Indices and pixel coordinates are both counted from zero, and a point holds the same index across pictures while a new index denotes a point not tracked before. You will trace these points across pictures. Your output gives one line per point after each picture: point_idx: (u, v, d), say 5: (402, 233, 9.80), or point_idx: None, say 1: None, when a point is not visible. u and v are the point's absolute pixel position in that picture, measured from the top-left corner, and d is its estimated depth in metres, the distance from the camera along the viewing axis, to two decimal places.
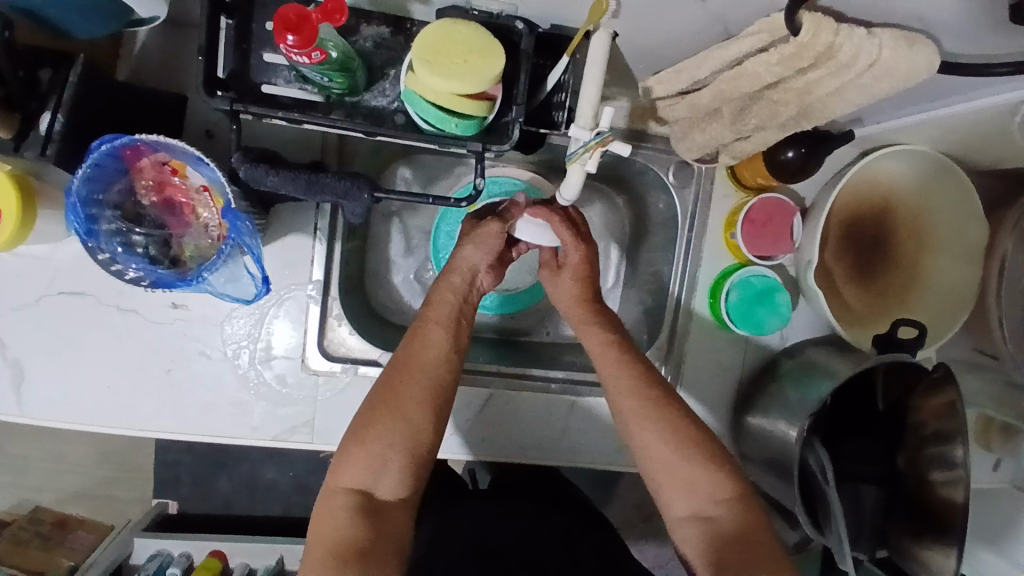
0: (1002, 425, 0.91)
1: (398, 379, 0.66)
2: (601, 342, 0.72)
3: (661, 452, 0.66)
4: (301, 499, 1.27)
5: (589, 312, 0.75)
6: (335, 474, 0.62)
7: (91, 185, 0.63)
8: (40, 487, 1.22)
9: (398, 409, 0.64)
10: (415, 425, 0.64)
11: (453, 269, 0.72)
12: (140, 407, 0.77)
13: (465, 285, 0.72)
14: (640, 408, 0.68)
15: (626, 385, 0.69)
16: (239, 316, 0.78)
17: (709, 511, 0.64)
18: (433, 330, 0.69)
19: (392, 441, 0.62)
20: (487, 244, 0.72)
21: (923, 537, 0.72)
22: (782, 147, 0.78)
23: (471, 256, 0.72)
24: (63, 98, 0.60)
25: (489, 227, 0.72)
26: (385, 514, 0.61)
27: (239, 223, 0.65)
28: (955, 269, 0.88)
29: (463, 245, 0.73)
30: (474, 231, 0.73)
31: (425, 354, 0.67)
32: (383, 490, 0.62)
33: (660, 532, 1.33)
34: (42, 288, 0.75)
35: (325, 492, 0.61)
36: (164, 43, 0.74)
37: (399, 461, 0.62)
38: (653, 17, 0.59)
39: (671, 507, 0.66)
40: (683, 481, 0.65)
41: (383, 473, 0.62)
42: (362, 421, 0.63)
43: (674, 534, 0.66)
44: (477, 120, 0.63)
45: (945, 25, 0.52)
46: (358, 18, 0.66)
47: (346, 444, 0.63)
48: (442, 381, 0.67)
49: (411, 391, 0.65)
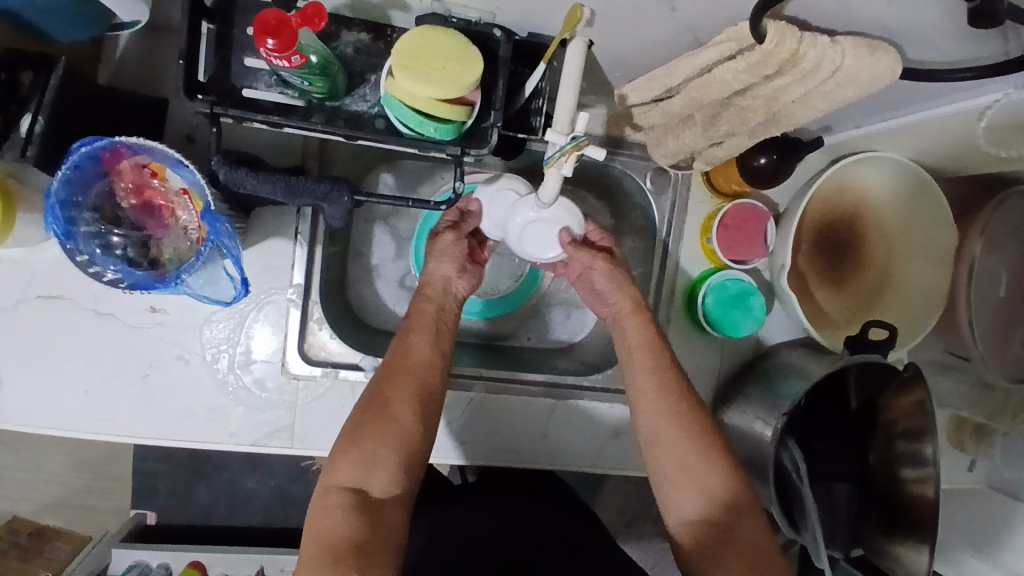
0: (974, 426, 0.93)
1: (387, 382, 0.66)
2: (643, 336, 0.73)
3: (685, 454, 0.66)
4: (283, 508, 1.26)
5: (641, 317, 0.75)
6: (328, 474, 0.62)
7: (69, 187, 0.63)
8: (13, 498, 1.20)
9: (389, 410, 0.64)
10: (405, 425, 0.65)
11: (425, 284, 0.76)
12: (117, 412, 0.77)
13: (440, 294, 0.75)
14: (664, 412, 0.69)
15: (656, 386, 0.70)
16: (219, 320, 0.79)
17: (720, 516, 0.64)
18: (418, 333, 0.71)
19: (383, 439, 0.63)
20: (450, 253, 0.76)
21: (895, 534, 0.74)
22: (753, 154, 0.81)
23: (444, 270, 0.75)
24: (43, 100, 0.61)
25: (445, 237, 0.76)
26: (380, 511, 0.61)
27: (217, 225, 0.64)
28: (923, 272, 0.90)
29: (429, 260, 0.76)
30: (433, 245, 0.76)
31: (412, 359, 0.69)
32: (377, 488, 0.62)
33: (643, 537, 1.34)
34: (18, 292, 0.75)
35: (319, 493, 0.61)
36: (145, 48, 0.74)
37: (392, 458, 0.63)
38: (627, 25, 0.61)
39: (681, 509, 0.66)
40: (696, 484, 0.65)
41: (376, 470, 0.62)
42: (354, 423, 0.64)
43: (676, 534, 0.66)
44: (456, 125, 0.64)
45: (905, 34, 0.54)
46: (338, 24, 0.67)
47: (338, 446, 0.63)
48: (429, 384, 0.68)
49: (401, 391, 0.66)
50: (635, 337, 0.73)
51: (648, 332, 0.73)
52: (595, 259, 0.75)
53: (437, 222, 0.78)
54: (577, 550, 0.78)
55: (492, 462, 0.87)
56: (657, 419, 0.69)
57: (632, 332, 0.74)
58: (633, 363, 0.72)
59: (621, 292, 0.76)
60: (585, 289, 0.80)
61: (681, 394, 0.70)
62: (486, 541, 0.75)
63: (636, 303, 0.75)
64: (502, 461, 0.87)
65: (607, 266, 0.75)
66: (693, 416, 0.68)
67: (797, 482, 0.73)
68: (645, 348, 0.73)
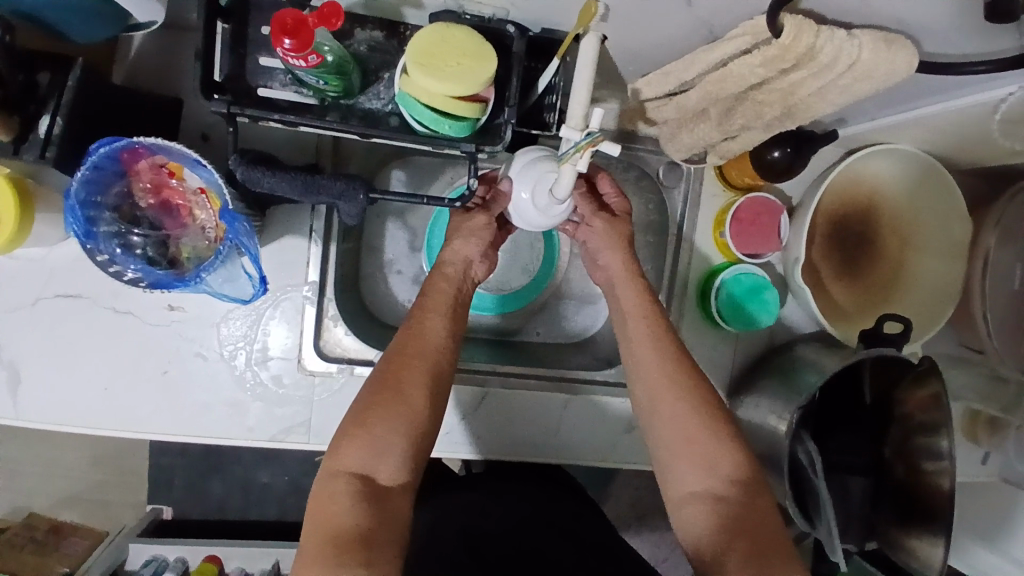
0: (989, 418, 0.93)
1: (397, 366, 0.66)
2: (638, 305, 0.74)
3: (688, 424, 0.67)
4: (296, 502, 1.28)
5: (637, 286, 0.75)
6: (335, 456, 0.62)
7: (89, 187, 0.63)
8: (31, 493, 1.22)
9: (399, 393, 0.65)
10: (415, 410, 0.65)
11: (445, 264, 0.76)
12: (136, 408, 0.78)
13: (460, 276, 0.75)
14: (666, 381, 0.69)
15: (654, 357, 0.70)
16: (236, 317, 0.79)
17: (721, 491, 0.64)
18: (433, 316, 0.71)
19: (393, 424, 0.63)
20: (477, 236, 0.76)
21: (910, 527, 0.74)
22: (766, 148, 0.80)
23: (464, 249, 0.76)
24: (63, 100, 0.60)
25: (477, 219, 0.76)
26: (385, 499, 0.61)
27: (236, 225, 0.65)
28: (939, 265, 0.90)
29: (454, 239, 0.77)
30: (463, 224, 0.77)
31: (424, 343, 0.69)
32: (384, 474, 0.62)
33: (655, 530, 1.35)
34: (38, 291, 0.76)
35: (325, 476, 0.61)
36: (161, 47, 0.75)
37: (401, 444, 0.63)
38: (642, 21, 0.61)
39: (682, 481, 0.66)
40: (700, 457, 0.66)
41: (385, 456, 0.62)
42: (363, 407, 0.64)
43: (677, 514, 0.66)
44: (471, 122, 0.64)
45: (923, 27, 0.54)
46: (352, 23, 0.67)
47: (345, 429, 0.63)
48: (440, 369, 0.68)
49: (412, 375, 0.66)
50: (628, 304, 0.74)
51: (642, 300, 0.74)
52: (592, 216, 0.77)
53: (467, 195, 0.78)
54: (593, 548, 0.79)
55: (506, 455, 0.88)
56: (658, 393, 0.69)
57: (625, 299, 0.75)
58: (630, 337, 0.73)
59: (615, 258, 0.77)
60: (584, 254, 0.82)
61: (680, 357, 0.71)
62: (489, 535, 0.78)
63: (631, 271, 0.76)
64: (517, 455, 0.88)
65: (605, 226, 0.77)
66: (697, 385, 0.69)
67: (813, 477, 0.72)
68: (640, 318, 0.73)
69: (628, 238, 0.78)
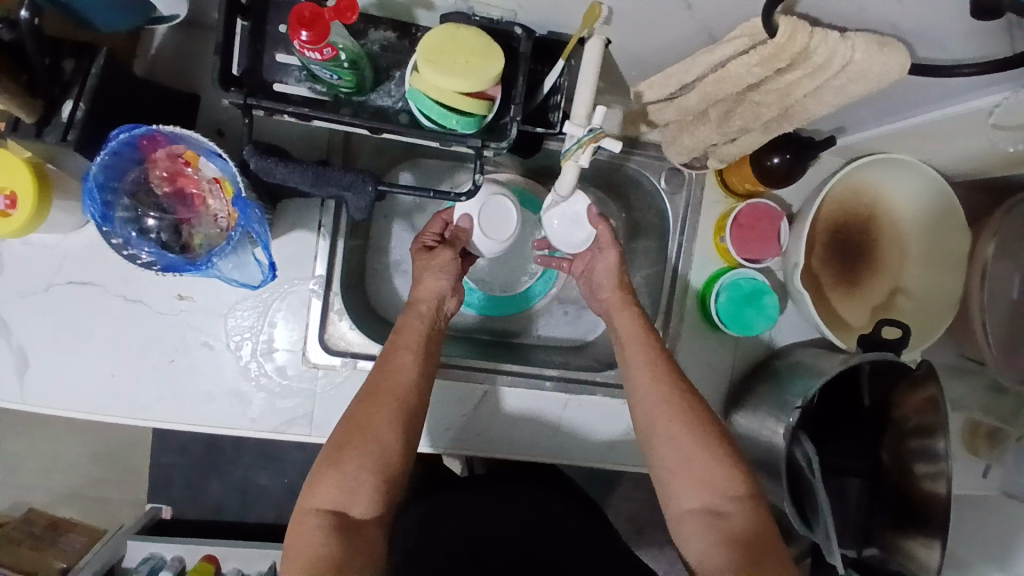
0: (989, 430, 0.94)
1: (370, 403, 0.67)
2: (631, 327, 0.75)
3: (682, 445, 0.67)
4: (294, 504, 1.28)
5: (629, 311, 0.77)
6: (308, 493, 0.63)
7: (108, 172, 0.66)
8: (34, 488, 1.23)
9: (371, 430, 0.66)
10: (387, 445, 0.66)
11: (418, 300, 0.76)
12: (141, 396, 0.79)
13: (433, 312, 0.75)
14: (661, 405, 0.69)
15: (650, 381, 0.71)
16: (243, 309, 0.81)
17: (722, 506, 0.65)
18: (406, 352, 0.71)
19: (363, 462, 0.64)
20: (446, 271, 0.77)
21: (906, 530, 0.75)
22: (766, 154, 0.82)
23: (432, 286, 0.76)
24: (86, 86, 0.62)
25: (444, 255, 0.77)
26: (358, 533, 0.62)
27: (248, 211, 0.67)
28: (935, 276, 0.91)
29: (421, 276, 0.77)
30: (429, 262, 0.77)
31: (397, 378, 0.69)
32: (356, 510, 0.63)
33: (654, 544, 1.34)
34: (51, 277, 0.78)
35: (298, 513, 0.63)
36: (182, 45, 0.78)
37: (371, 481, 0.64)
38: (644, 24, 0.63)
39: (681, 500, 0.67)
40: (695, 476, 0.66)
41: (357, 492, 0.63)
42: (336, 444, 0.65)
43: (676, 528, 0.67)
44: (478, 118, 0.67)
45: (916, 32, 0.56)
46: (366, 23, 0.70)
47: (319, 466, 0.64)
48: (413, 405, 0.69)
49: (383, 412, 0.67)
50: (626, 331, 0.75)
51: (637, 326, 0.75)
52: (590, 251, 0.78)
53: (425, 235, 0.80)
54: (588, 552, 0.79)
55: (495, 454, 0.88)
56: (653, 412, 0.70)
57: (624, 326, 0.75)
58: (628, 361, 0.73)
59: (608, 285, 0.79)
60: (583, 283, 0.84)
61: (673, 380, 0.71)
62: (488, 540, 0.78)
63: (624, 298, 0.77)
64: (515, 454, 0.88)
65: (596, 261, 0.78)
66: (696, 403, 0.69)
67: (811, 477, 0.72)
68: (637, 343, 0.74)
69: (617, 271, 0.79)
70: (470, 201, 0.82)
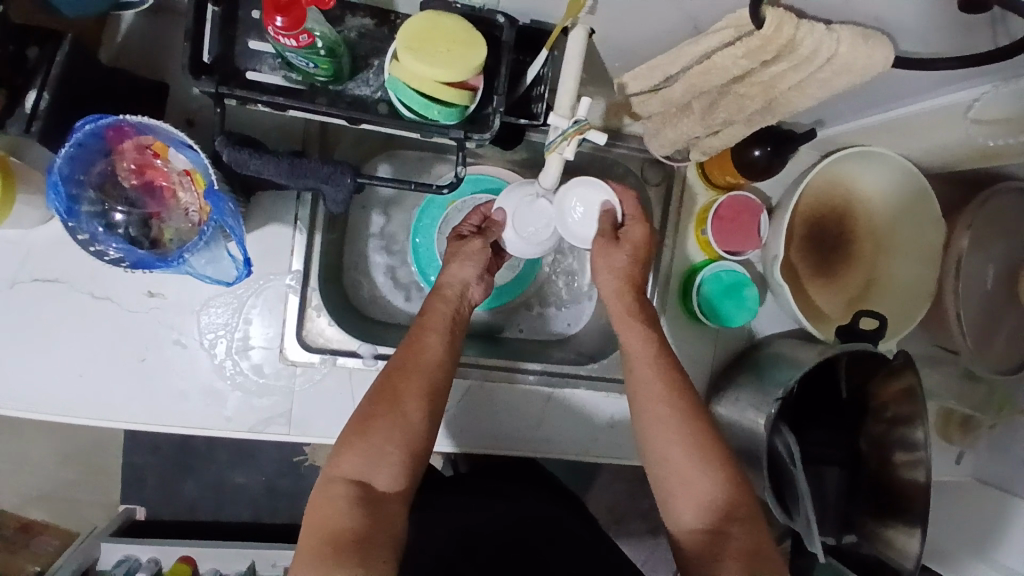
0: (962, 417, 0.96)
1: (396, 377, 0.66)
2: (636, 319, 0.74)
3: (678, 454, 0.66)
4: (272, 502, 1.25)
5: (634, 303, 0.75)
6: (333, 463, 0.62)
7: (73, 164, 0.63)
8: (2, 491, 1.18)
9: (398, 404, 0.64)
10: (413, 420, 0.64)
11: (443, 285, 0.76)
12: (111, 397, 0.76)
13: (458, 298, 0.75)
14: (667, 393, 0.69)
15: (658, 375, 0.70)
16: (217, 305, 0.78)
17: (720, 526, 0.63)
18: (432, 331, 0.71)
19: (390, 435, 0.63)
20: (474, 258, 0.77)
21: (886, 518, 0.76)
22: (747, 146, 0.82)
23: (461, 272, 0.76)
24: (51, 75, 0.59)
25: (472, 243, 0.77)
26: (381, 506, 0.61)
27: (221, 205, 0.64)
28: (910, 267, 0.92)
29: (450, 263, 0.77)
30: (460, 248, 0.78)
31: (422, 356, 0.68)
32: (379, 483, 0.62)
33: (635, 532, 1.35)
34: (14, 274, 0.74)
35: (323, 482, 0.61)
36: (150, 30, 0.75)
37: (397, 455, 0.63)
38: (629, 14, 0.62)
39: (682, 519, 0.66)
40: (695, 497, 0.65)
41: (381, 465, 0.62)
42: (362, 416, 0.64)
43: (678, 543, 0.66)
44: (459, 109, 0.65)
45: (900, 25, 0.56)
46: (343, 9, 0.67)
47: (344, 437, 0.63)
48: (441, 381, 0.68)
49: (410, 386, 0.66)
50: (627, 336, 0.74)
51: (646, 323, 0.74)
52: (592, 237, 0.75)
53: (462, 225, 0.81)
54: (573, 551, 0.77)
55: (491, 449, 0.87)
56: (654, 407, 0.69)
57: (634, 331, 0.74)
58: (632, 352, 0.73)
59: (608, 279, 0.76)
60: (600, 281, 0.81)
61: (677, 379, 0.70)
62: (482, 532, 0.77)
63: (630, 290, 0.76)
64: (500, 449, 0.87)
65: (600, 249, 0.75)
66: (695, 413, 0.68)
67: (791, 467, 0.74)
68: (644, 339, 0.73)
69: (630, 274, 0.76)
70: (507, 194, 0.79)
